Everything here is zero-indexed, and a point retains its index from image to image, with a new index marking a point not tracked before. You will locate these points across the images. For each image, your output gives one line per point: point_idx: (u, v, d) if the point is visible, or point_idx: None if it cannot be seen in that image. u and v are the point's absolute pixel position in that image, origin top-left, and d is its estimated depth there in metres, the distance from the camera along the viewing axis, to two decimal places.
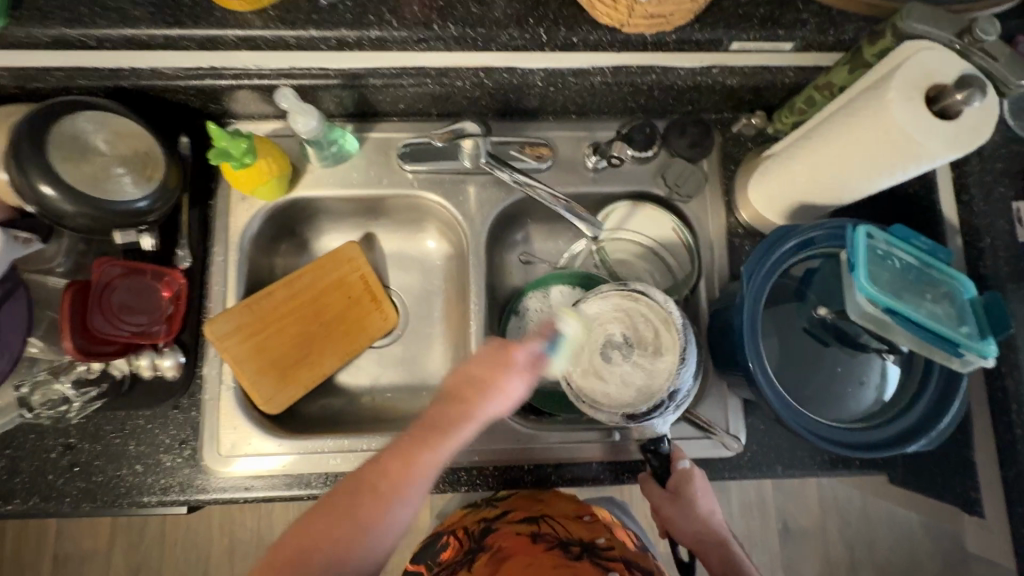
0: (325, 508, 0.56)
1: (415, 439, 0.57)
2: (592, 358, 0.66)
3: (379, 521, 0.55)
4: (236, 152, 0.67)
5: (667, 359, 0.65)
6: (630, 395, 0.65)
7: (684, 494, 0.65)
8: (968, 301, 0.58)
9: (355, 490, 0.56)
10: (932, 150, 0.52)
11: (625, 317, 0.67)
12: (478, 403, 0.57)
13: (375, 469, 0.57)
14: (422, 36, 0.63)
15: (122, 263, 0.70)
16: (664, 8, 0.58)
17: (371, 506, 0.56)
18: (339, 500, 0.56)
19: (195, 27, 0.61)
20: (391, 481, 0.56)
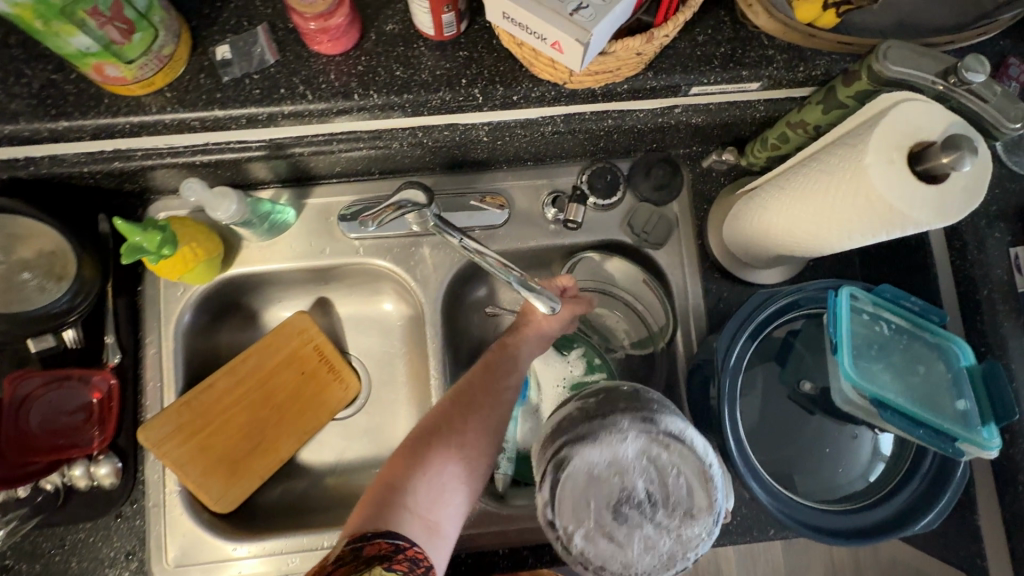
0: (443, 407, 0.60)
1: (498, 350, 0.65)
2: (598, 516, 0.46)
3: (490, 418, 0.60)
4: (151, 246, 0.61)
5: (698, 516, 0.47)
6: (647, 563, 0.46)
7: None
8: (965, 370, 0.52)
9: (465, 390, 0.61)
10: (918, 220, 0.45)
11: (644, 464, 0.47)
12: (532, 326, 0.66)
13: (478, 373, 0.63)
14: (343, 106, 0.56)
15: (40, 374, 0.65)
16: (608, 65, 0.50)
17: (480, 401, 0.61)
18: (455, 396, 0.61)
19: (83, 117, 0.54)
20: (495, 379, 0.62)
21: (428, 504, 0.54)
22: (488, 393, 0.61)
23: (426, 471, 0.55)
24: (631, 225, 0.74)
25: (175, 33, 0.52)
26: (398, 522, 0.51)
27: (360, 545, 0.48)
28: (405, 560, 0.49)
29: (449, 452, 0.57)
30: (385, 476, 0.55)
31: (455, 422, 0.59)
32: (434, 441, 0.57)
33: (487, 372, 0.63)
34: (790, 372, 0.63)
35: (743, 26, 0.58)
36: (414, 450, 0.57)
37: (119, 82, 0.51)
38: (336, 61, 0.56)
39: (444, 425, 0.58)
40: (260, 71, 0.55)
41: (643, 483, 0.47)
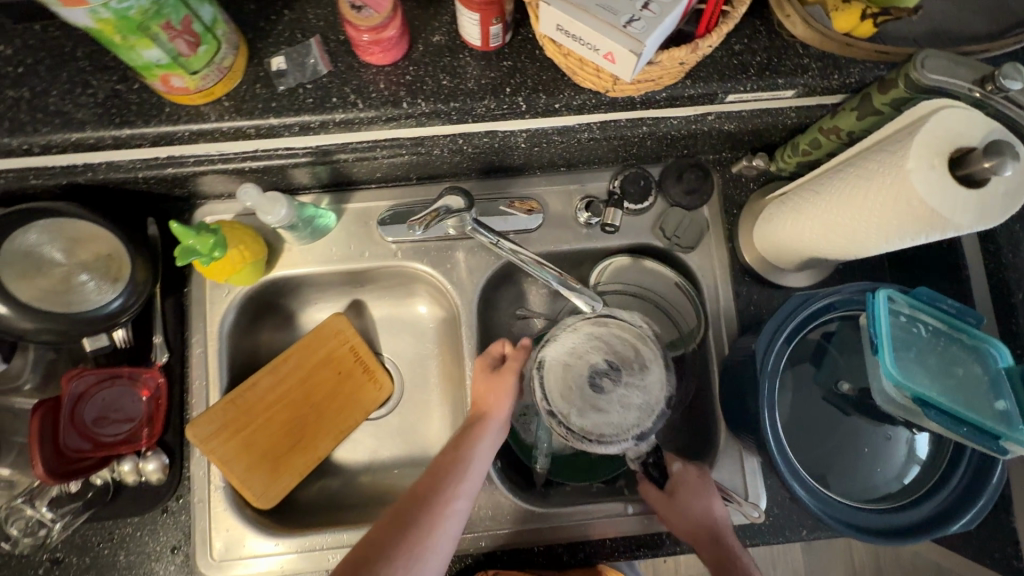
0: (389, 515, 0.59)
1: (451, 444, 0.65)
2: (583, 393, 0.59)
3: (445, 517, 0.59)
4: (203, 248, 0.63)
5: (653, 365, 0.60)
6: (632, 420, 0.58)
7: (682, 494, 0.64)
8: (1004, 371, 0.53)
9: (412, 495, 0.61)
10: (959, 223, 0.46)
11: (603, 340, 0.61)
12: (489, 414, 0.67)
13: (431, 474, 0.62)
14: (391, 114, 0.58)
15: (94, 371, 0.67)
16: (652, 74, 0.52)
17: (429, 500, 0.60)
18: (404, 501, 0.60)
19: (145, 125, 0.56)
20: (455, 470, 0.62)
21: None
22: (437, 491, 0.61)
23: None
24: (663, 229, 0.75)
25: (235, 45, 0.54)
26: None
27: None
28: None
29: (404, 552, 0.56)
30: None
31: (405, 530, 0.57)
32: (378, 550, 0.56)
33: (437, 468, 0.63)
34: (825, 373, 0.64)
35: (779, 35, 0.59)
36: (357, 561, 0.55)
37: (182, 92, 0.54)
38: (385, 71, 0.58)
39: (388, 532, 0.57)
40: (313, 81, 0.57)
41: (609, 358, 0.60)
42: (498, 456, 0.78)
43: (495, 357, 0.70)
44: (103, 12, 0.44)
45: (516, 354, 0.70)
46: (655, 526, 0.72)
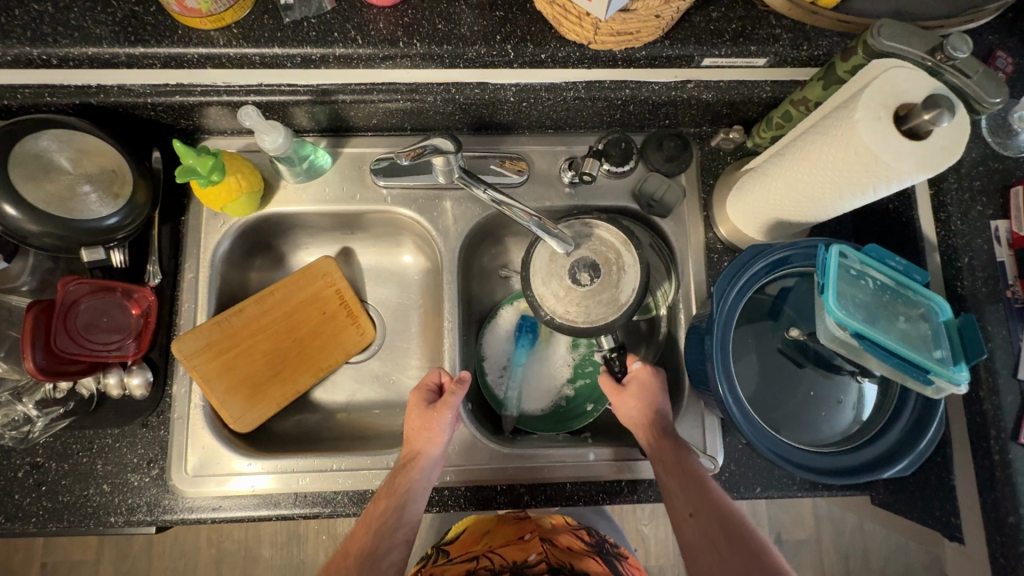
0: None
1: (384, 490, 0.65)
2: (562, 282, 0.71)
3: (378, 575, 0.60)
4: (202, 169, 0.66)
5: (631, 269, 0.70)
6: (601, 311, 0.70)
7: (631, 387, 0.70)
8: (944, 324, 0.56)
9: (347, 549, 0.63)
10: (902, 171, 0.50)
11: (588, 245, 0.73)
12: (422, 455, 0.67)
13: (365, 526, 0.64)
14: (388, 53, 0.62)
15: (90, 281, 0.69)
16: (630, 25, 0.56)
17: (363, 552, 0.61)
18: (339, 557, 0.62)
19: (157, 45, 0.60)
20: (384, 528, 0.62)
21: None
22: (367, 547, 0.61)
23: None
24: (641, 193, 0.79)
25: None
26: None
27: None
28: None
29: None
30: None
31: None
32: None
33: (371, 517, 0.64)
34: (781, 327, 0.67)
35: (754, 6, 0.64)
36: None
37: (194, 13, 0.58)
38: (385, 12, 0.62)
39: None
40: (318, 16, 0.62)
41: (590, 258, 0.71)
42: (470, 399, 0.81)
43: (429, 394, 0.71)
44: None
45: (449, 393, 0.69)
46: (616, 474, 0.74)
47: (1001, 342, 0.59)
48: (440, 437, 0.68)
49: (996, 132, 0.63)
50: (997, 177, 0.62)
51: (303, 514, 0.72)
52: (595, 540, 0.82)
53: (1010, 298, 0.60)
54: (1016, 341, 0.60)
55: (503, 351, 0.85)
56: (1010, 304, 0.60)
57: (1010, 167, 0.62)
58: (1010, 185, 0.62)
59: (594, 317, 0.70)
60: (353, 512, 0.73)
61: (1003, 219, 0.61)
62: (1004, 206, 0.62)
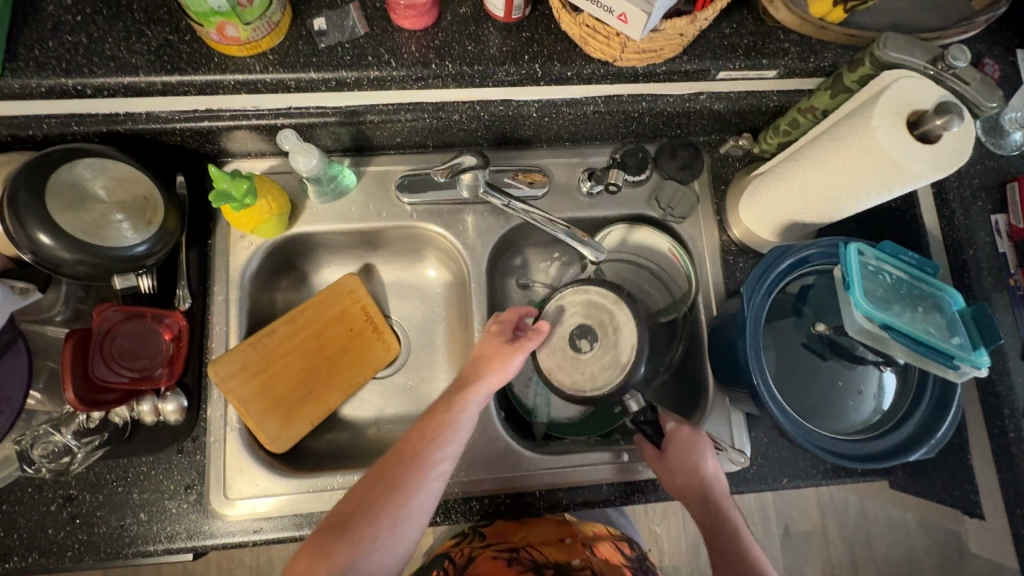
0: (358, 495, 0.60)
1: (445, 406, 0.64)
2: (562, 351, 0.68)
3: (424, 495, 0.60)
4: (236, 193, 0.67)
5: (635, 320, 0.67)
6: (608, 375, 0.66)
7: (674, 453, 0.70)
8: (958, 313, 0.60)
9: (394, 459, 0.62)
10: (916, 173, 0.54)
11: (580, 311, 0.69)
12: (483, 380, 0.66)
13: (419, 433, 0.63)
14: (421, 74, 0.64)
15: (121, 308, 0.69)
16: (656, 43, 0.59)
17: (415, 462, 0.61)
18: (382, 470, 0.61)
19: (193, 73, 0.61)
20: (432, 439, 0.62)
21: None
22: (418, 465, 0.61)
23: (336, 558, 0.55)
24: (658, 200, 0.82)
25: (282, 5, 0.60)
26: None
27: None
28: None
29: (377, 525, 0.58)
30: (325, 523, 0.59)
31: (374, 509, 0.58)
32: (346, 535, 0.57)
33: (427, 432, 0.63)
34: (804, 321, 0.70)
35: (763, 22, 0.68)
36: (316, 548, 0.56)
37: (232, 42, 0.59)
38: (416, 36, 0.64)
39: (353, 522, 0.58)
40: (351, 41, 0.63)
41: (585, 323, 0.68)
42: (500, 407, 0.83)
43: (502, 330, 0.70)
44: None
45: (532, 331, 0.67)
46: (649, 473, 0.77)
47: (1009, 327, 0.64)
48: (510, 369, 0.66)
49: (990, 133, 0.68)
50: (994, 175, 0.67)
51: None
52: (634, 554, 0.81)
53: (1013, 287, 0.65)
54: (1022, 326, 0.64)
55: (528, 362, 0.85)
56: (1013, 292, 0.65)
57: (1004, 165, 0.67)
58: (1006, 181, 0.67)
59: (603, 383, 0.66)
60: None
61: (1002, 213, 0.66)
62: (1002, 201, 0.67)
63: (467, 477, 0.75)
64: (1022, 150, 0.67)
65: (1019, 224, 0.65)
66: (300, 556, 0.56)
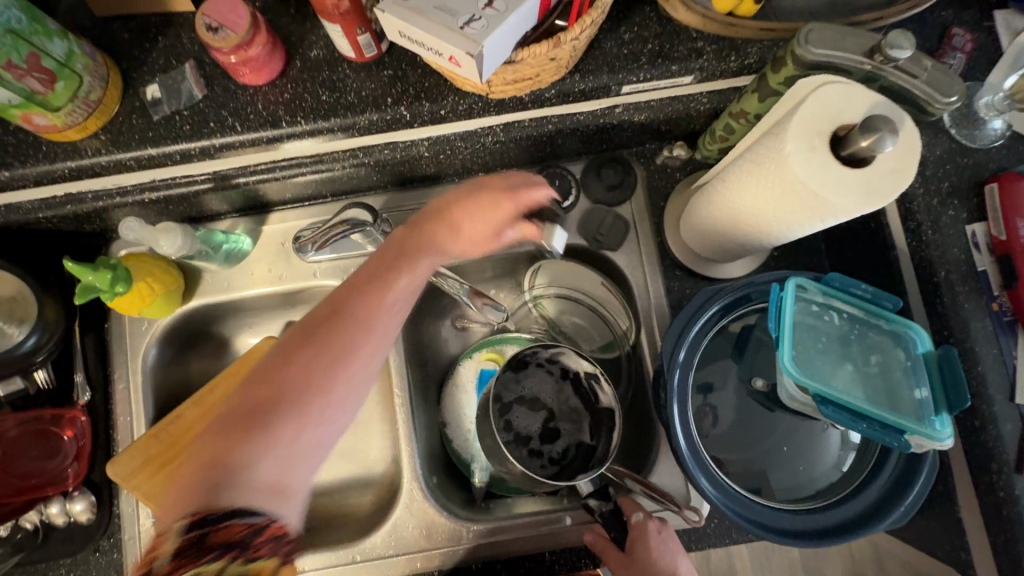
0: (262, 379, 0.47)
1: (352, 307, 0.51)
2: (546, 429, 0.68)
3: (348, 385, 0.49)
4: (103, 284, 0.62)
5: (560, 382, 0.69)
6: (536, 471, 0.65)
7: (640, 551, 0.61)
8: (923, 357, 0.50)
9: (297, 344, 0.49)
10: (846, 207, 0.43)
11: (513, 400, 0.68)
12: (456, 218, 0.56)
13: (331, 315, 0.50)
14: (272, 135, 0.56)
15: (14, 414, 0.67)
16: (525, 73, 0.50)
17: (329, 341, 0.49)
18: (291, 345, 0.49)
19: (22, 166, 0.55)
20: (357, 299, 0.51)
21: (264, 472, 0.44)
22: (336, 334, 0.50)
23: (242, 459, 0.44)
24: (586, 228, 0.73)
25: (102, 77, 0.53)
26: (227, 493, 0.42)
27: (201, 535, 0.39)
28: (267, 543, 0.42)
29: (298, 414, 0.47)
30: (208, 445, 0.45)
31: (277, 406, 0.46)
32: (251, 423, 0.45)
33: (344, 310, 0.50)
34: (744, 365, 0.63)
35: (670, 21, 0.57)
36: (211, 445, 0.44)
37: (51, 129, 0.53)
38: (263, 91, 0.56)
39: (255, 395, 0.47)
40: (190, 107, 0.56)
41: (515, 417, 0.68)
42: (436, 470, 0.76)
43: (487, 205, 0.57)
44: None
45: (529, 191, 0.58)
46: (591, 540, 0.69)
47: (991, 363, 0.53)
48: (507, 207, 0.57)
49: (961, 124, 0.55)
50: (969, 174, 0.55)
51: None
52: None
53: (997, 312, 0.53)
54: (1009, 360, 0.53)
55: (462, 418, 0.78)
56: (998, 318, 0.53)
57: (982, 161, 0.55)
58: (984, 181, 0.55)
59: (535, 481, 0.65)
60: None
61: (979, 222, 0.54)
62: (979, 207, 0.55)
63: (398, 556, 0.69)
64: (1004, 140, 0.55)
65: (1000, 236, 0.53)
66: (188, 466, 0.44)
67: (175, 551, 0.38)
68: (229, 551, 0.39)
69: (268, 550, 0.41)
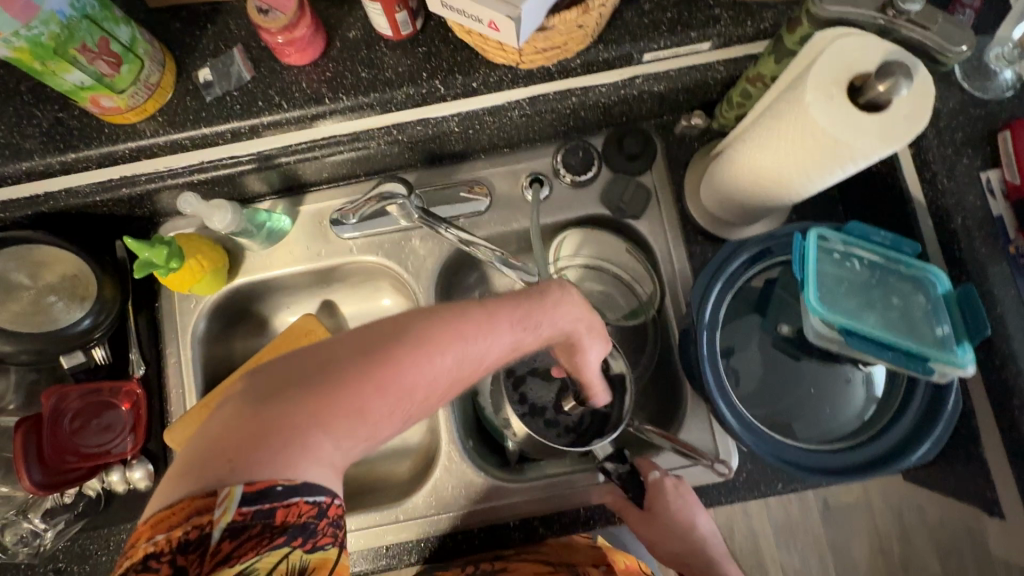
0: (386, 364, 0.41)
1: (476, 320, 0.46)
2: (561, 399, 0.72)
3: (429, 382, 0.43)
4: (159, 260, 0.66)
5: None
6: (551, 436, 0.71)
7: (659, 507, 0.67)
8: (943, 297, 0.53)
9: (453, 331, 0.44)
10: (864, 150, 0.46)
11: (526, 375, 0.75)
12: (547, 314, 0.50)
13: (442, 323, 0.44)
14: (317, 111, 0.60)
15: (76, 387, 0.70)
16: (554, 41, 0.53)
17: (468, 349, 0.45)
18: (443, 336, 0.44)
19: (88, 148, 0.60)
20: (461, 321, 0.45)
21: (352, 453, 0.41)
22: (444, 350, 0.44)
23: (275, 459, 0.37)
24: (609, 198, 0.76)
25: (160, 62, 0.57)
26: (299, 467, 0.38)
27: (268, 507, 0.37)
28: (329, 527, 0.40)
29: (355, 417, 0.40)
30: (272, 410, 0.39)
31: (357, 396, 0.40)
32: (353, 408, 0.40)
33: (462, 325, 0.45)
34: (769, 318, 0.65)
35: None
36: (313, 410, 0.39)
37: (115, 111, 0.57)
38: (306, 70, 0.60)
39: (392, 378, 0.41)
40: (240, 88, 0.60)
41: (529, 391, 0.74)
42: (471, 435, 0.79)
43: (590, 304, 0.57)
44: (16, 41, 0.47)
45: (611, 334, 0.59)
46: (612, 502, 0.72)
47: (1011, 304, 0.55)
48: (586, 320, 0.54)
49: (972, 76, 0.58)
50: (981, 124, 0.57)
51: None
52: None
53: (1014, 255, 0.55)
54: None
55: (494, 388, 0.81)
56: (1015, 260, 0.55)
57: (994, 111, 0.57)
58: (996, 130, 0.57)
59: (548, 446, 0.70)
60: (368, 569, 0.72)
61: (993, 168, 0.57)
62: (993, 155, 0.57)
63: (440, 514, 0.72)
64: (1014, 90, 0.57)
65: (1014, 180, 0.55)
66: (252, 417, 0.38)
67: (233, 524, 0.36)
68: (296, 537, 0.38)
69: (332, 537, 0.40)
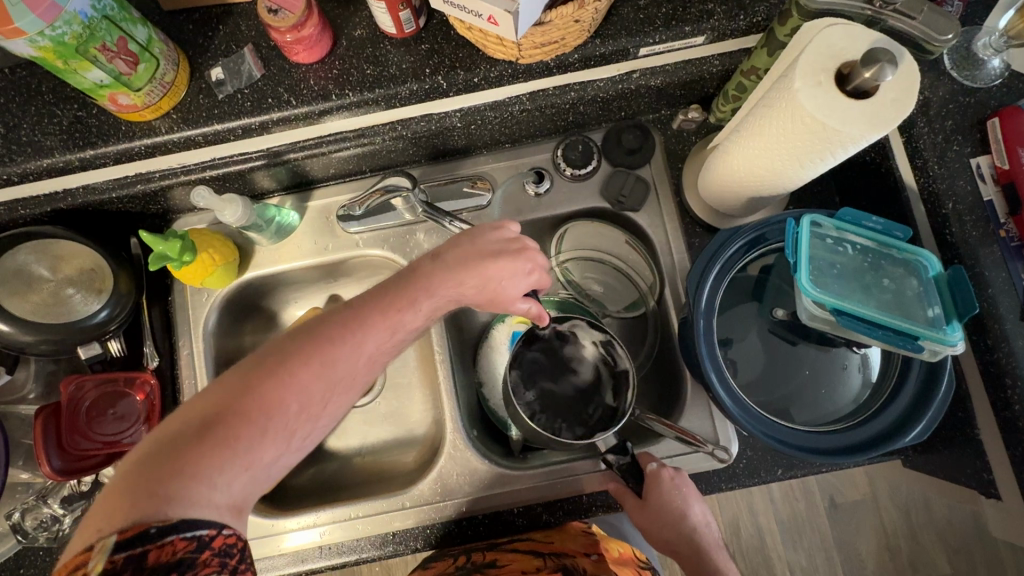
0: (248, 391, 0.44)
1: (341, 334, 0.48)
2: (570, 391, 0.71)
3: (300, 397, 0.45)
4: (174, 253, 0.68)
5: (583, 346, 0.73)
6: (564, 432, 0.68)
7: (656, 498, 0.67)
8: (934, 279, 0.54)
9: (312, 344, 0.47)
10: (851, 135, 0.48)
11: (533, 367, 0.71)
12: (411, 302, 0.51)
13: (296, 344, 0.47)
14: (324, 107, 0.63)
15: (92, 377, 0.72)
16: (552, 35, 0.55)
17: (335, 357, 0.47)
18: (300, 351, 0.46)
19: (105, 144, 0.62)
20: (324, 337, 0.47)
21: (236, 487, 0.42)
22: (305, 366, 0.46)
23: (152, 500, 0.39)
24: (609, 191, 0.77)
25: (174, 61, 0.60)
26: (174, 507, 0.39)
27: (140, 551, 0.37)
28: (216, 559, 0.40)
29: (232, 445, 0.42)
30: (147, 456, 0.41)
31: (228, 425, 0.42)
32: (224, 438, 0.42)
33: (329, 342, 0.47)
34: (766, 304, 0.66)
35: None
36: (182, 448, 0.41)
37: (131, 108, 0.59)
38: (314, 69, 0.62)
39: (254, 403, 0.43)
40: (250, 86, 0.62)
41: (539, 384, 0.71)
42: (476, 424, 0.81)
43: (498, 245, 0.56)
44: (41, 41, 0.49)
45: (529, 249, 0.57)
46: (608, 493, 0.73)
47: (1002, 286, 0.56)
48: (470, 276, 0.54)
49: (962, 65, 0.59)
50: (972, 112, 0.59)
51: (329, 565, 0.74)
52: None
53: (1005, 239, 0.57)
54: (1020, 282, 0.56)
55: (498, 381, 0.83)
56: (1006, 244, 0.57)
57: (983, 99, 0.59)
58: (985, 118, 0.59)
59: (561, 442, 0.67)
60: (376, 555, 0.74)
61: (984, 155, 0.58)
62: (983, 142, 0.58)
63: (446, 501, 0.74)
64: (1003, 79, 0.59)
65: (1004, 166, 0.56)
66: (125, 476, 0.40)
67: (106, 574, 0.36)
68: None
69: (219, 567, 0.40)
